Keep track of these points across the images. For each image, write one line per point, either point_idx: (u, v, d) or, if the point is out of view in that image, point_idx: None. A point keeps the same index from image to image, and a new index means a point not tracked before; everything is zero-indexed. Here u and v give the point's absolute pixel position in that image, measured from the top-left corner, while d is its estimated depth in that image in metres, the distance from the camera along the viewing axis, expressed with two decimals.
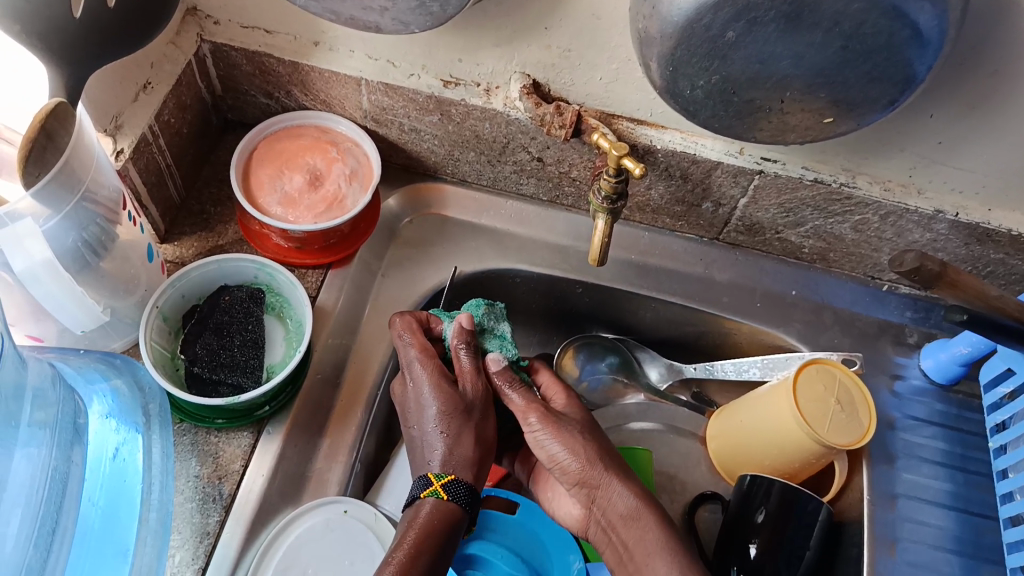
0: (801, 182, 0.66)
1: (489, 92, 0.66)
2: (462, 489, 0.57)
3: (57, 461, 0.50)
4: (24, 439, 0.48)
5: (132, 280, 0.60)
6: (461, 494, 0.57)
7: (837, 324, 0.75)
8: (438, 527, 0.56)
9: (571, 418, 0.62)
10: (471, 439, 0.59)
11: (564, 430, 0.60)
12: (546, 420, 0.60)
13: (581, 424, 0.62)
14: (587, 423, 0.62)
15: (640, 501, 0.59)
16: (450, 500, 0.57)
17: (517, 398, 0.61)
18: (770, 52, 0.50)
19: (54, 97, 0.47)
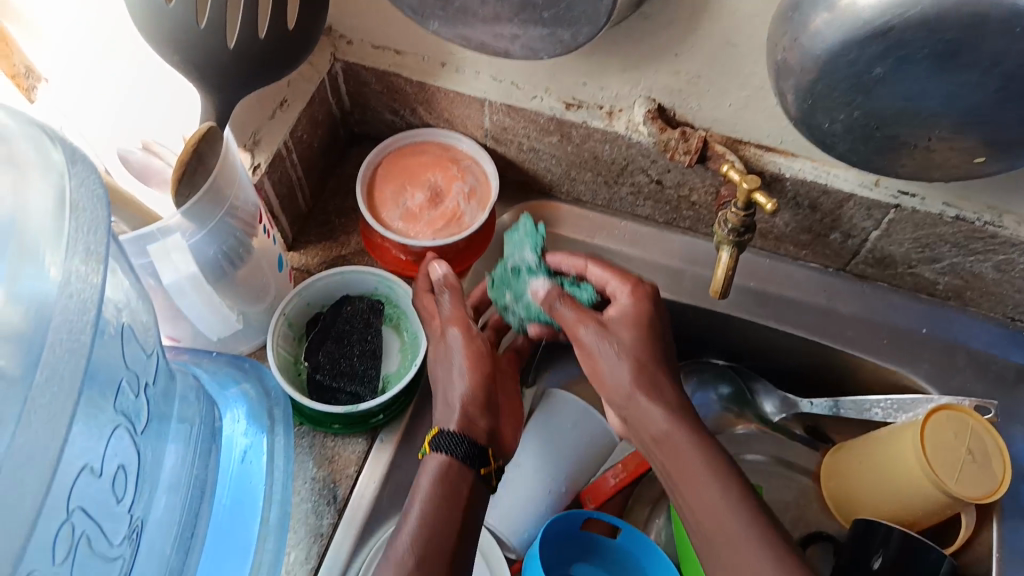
0: (941, 219, 0.63)
1: (612, 114, 0.65)
2: (455, 440, 0.56)
3: (195, 465, 0.53)
4: (172, 432, 0.51)
5: (262, 289, 0.63)
6: (455, 444, 0.56)
7: (969, 366, 0.70)
8: (448, 491, 0.55)
9: (623, 332, 0.58)
10: (462, 393, 0.59)
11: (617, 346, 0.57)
12: (593, 333, 0.57)
13: (635, 341, 0.57)
14: (644, 336, 0.58)
15: (674, 420, 0.55)
16: (445, 453, 0.56)
17: (570, 313, 0.59)
18: (920, 90, 0.47)
19: (206, 123, 0.51)
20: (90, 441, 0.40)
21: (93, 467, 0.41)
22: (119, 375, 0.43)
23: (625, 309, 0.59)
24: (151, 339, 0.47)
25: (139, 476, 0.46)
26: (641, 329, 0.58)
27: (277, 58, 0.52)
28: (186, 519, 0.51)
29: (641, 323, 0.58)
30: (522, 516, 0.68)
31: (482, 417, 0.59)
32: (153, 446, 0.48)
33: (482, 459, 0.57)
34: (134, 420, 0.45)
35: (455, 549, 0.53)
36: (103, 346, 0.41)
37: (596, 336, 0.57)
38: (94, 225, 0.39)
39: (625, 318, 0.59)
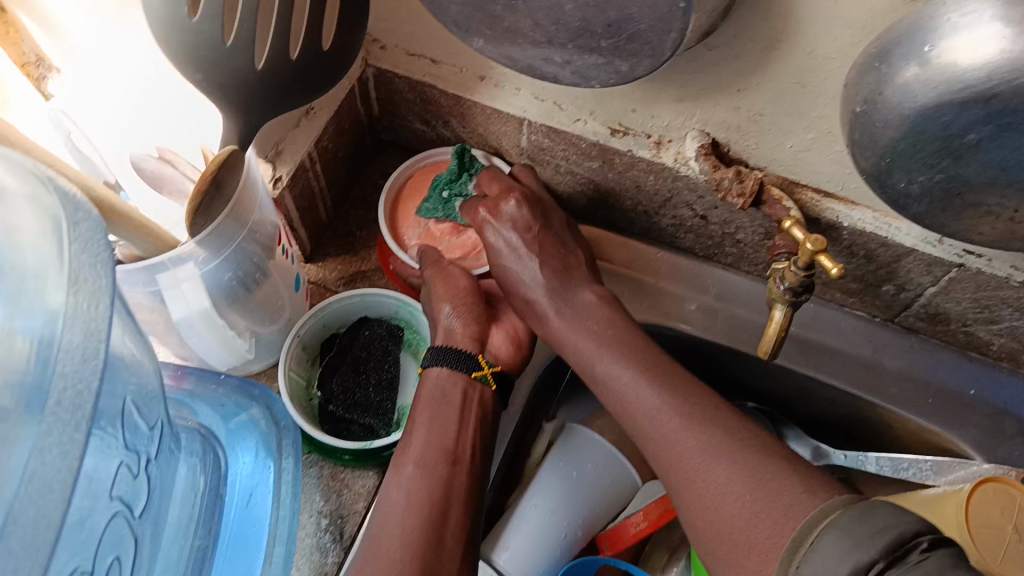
0: (1006, 282, 0.58)
1: (660, 145, 0.61)
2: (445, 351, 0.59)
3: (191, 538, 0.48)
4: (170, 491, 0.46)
5: (276, 310, 0.60)
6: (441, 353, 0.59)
7: (1019, 436, 0.66)
8: (438, 394, 0.57)
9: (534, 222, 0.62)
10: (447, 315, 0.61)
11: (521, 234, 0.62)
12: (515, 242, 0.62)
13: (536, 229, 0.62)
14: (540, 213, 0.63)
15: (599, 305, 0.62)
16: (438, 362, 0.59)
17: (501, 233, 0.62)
18: (1019, 161, 0.42)
19: (228, 146, 0.46)
20: (80, 540, 0.35)
21: (82, 569, 0.35)
22: (117, 458, 0.38)
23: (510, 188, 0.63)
24: (155, 409, 0.42)
25: (134, 563, 0.41)
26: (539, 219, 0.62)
27: (308, 78, 0.48)
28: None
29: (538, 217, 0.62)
30: (532, 559, 0.65)
31: (467, 325, 0.61)
32: (151, 521, 0.43)
33: (472, 364, 0.59)
34: (132, 503, 0.40)
35: (456, 445, 0.55)
36: (104, 425, 0.37)
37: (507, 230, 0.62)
38: (93, 298, 0.34)
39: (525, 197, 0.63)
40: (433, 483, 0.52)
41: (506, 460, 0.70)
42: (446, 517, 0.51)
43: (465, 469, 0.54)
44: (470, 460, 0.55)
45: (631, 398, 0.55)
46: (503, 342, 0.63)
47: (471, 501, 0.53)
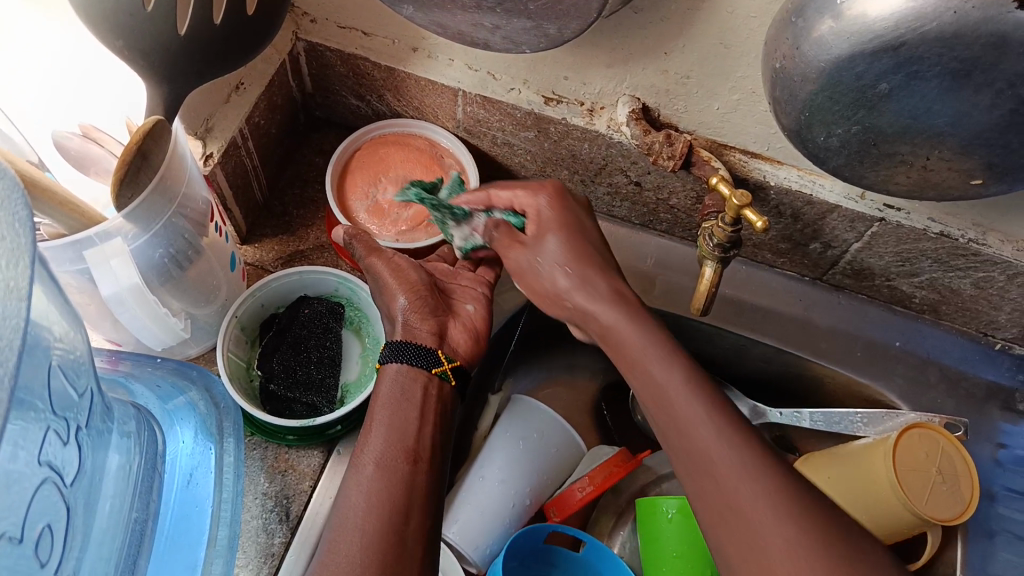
0: (925, 234, 0.61)
1: (592, 112, 0.62)
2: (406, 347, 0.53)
3: (133, 510, 0.48)
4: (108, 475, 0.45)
5: (213, 291, 0.59)
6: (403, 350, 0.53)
7: (941, 382, 0.70)
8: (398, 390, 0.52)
9: (553, 242, 0.56)
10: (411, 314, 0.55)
11: (529, 248, 0.56)
12: (524, 254, 0.56)
13: (565, 253, 0.55)
14: (573, 239, 0.56)
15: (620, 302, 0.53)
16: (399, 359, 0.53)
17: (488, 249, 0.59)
18: (927, 109, 0.44)
19: (153, 115, 0.45)
20: (5, 505, 0.35)
21: (10, 534, 0.35)
22: (46, 424, 0.37)
23: (542, 206, 0.57)
24: (83, 377, 0.41)
25: (67, 533, 0.40)
26: (575, 251, 0.55)
27: (235, 49, 0.47)
28: (122, 563, 0.46)
29: (578, 244, 0.56)
30: (483, 530, 0.65)
31: (424, 320, 0.55)
32: (83, 497, 0.42)
33: (433, 360, 0.53)
34: (62, 470, 0.39)
35: (418, 442, 0.50)
36: (30, 391, 0.36)
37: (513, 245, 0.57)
38: (12, 258, 0.32)
39: (562, 221, 0.57)
40: (394, 482, 0.47)
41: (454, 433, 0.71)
42: (407, 516, 0.46)
43: (426, 469, 0.49)
44: (431, 457, 0.49)
45: (655, 384, 0.49)
46: (464, 336, 0.57)
47: (432, 498, 0.48)
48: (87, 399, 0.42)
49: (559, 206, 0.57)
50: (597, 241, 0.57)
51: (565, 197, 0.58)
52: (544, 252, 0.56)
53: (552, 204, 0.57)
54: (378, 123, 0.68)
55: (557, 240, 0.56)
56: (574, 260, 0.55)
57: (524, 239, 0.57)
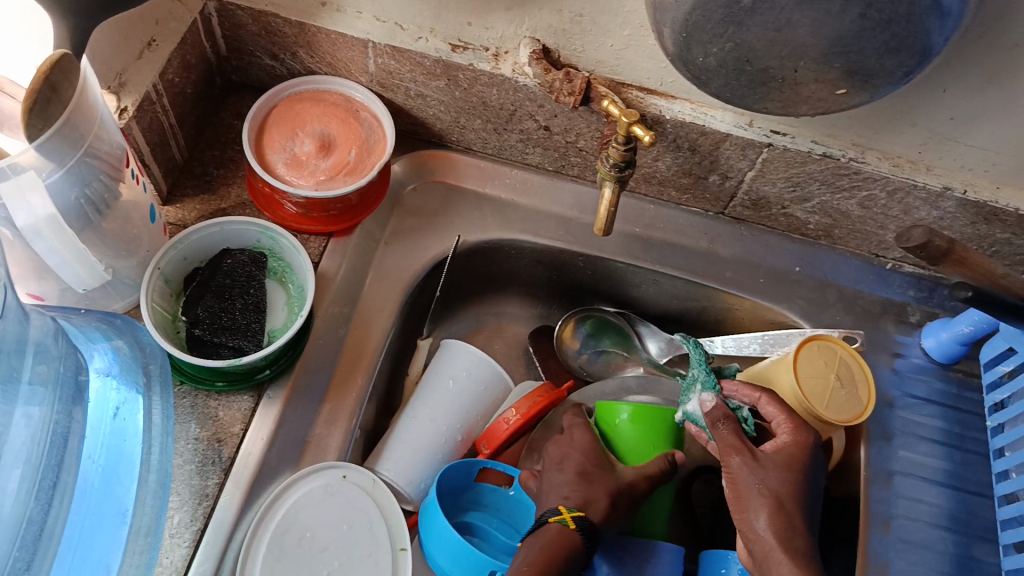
0: (810, 156, 0.66)
1: (497, 57, 0.65)
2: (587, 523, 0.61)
3: (58, 418, 0.49)
4: (25, 398, 0.47)
5: (133, 241, 0.60)
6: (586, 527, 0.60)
7: (839, 301, 0.76)
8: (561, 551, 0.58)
9: (774, 467, 0.59)
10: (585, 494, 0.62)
11: (781, 468, 0.59)
12: (744, 465, 0.59)
13: (784, 491, 0.58)
14: (796, 480, 0.58)
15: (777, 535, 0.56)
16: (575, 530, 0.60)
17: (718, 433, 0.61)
18: (788, 19, 0.49)
19: (60, 50, 0.48)
20: None
21: None
22: None
23: (786, 442, 0.60)
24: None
25: None
26: (796, 468, 0.59)
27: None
28: (44, 482, 0.47)
29: (799, 469, 0.59)
30: (416, 463, 0.68)
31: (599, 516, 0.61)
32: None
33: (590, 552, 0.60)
34: None
35: None
36: None
37: (739, 471, 0.59)
38: None
39: (795, 456, 0.59)
40: None
41: (385, 380, 0.73)
42: None
43: None
44: None
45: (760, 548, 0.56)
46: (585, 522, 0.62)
47: None
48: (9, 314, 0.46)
49: (800, 442, 0.60)
50: (818, 479, 0.60)
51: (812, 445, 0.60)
52: (763, 476, 0.58)
53: (794, 436, 0.60)
54: (293, 80, 0.70)
55: (787, 435, 0.60)
56: (789, 482, 0.58)
57: (775, 451, 0.60)
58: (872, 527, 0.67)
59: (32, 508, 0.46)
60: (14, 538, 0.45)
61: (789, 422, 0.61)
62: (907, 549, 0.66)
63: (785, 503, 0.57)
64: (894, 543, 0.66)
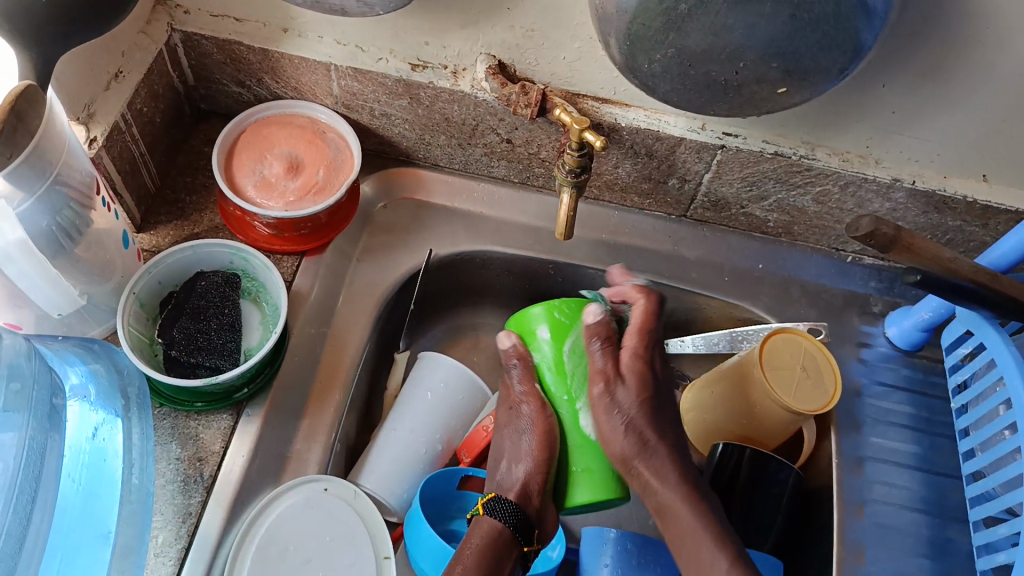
0: (762, 156, 0.68)
1: (456, 74, 0.67)
2: (507, 506, 0.61)
3: (34, 438, 0.50)
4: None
5: (107, 267, 0.62)
6: (506, 510, 0.61)
7: (803, 296, 0.78)
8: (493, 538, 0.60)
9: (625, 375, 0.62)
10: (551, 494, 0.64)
11: (631, 389, 0.61)
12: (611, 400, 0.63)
13: (637, 411, 0.61)
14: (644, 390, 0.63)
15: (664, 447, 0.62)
16: (496, 516, 0.61)
17: (599, 358, 0.61)
18: (723, 24, 0.51)
19: (24, 80, 0.49)
20: None
21: None
22: None
23: (632, 363, 0.63)
24: None
25: None
26: (647, 389, 0.63)
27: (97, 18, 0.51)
28: (21, 497, 0.47)
29: (645, 382, 0.63)
30: (396, 476, 0.69)
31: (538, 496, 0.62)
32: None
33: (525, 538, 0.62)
34: None
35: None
36: None
37: (601, 400, 0.60)
38: None
39: (641, 378, 0.62)
40: None
41: (364, 394, 0.74)
42: None
43: None
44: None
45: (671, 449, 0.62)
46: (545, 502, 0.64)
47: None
48: None
49: (640, 366, 0.63)
50: (659, 393, 0.64)
51: (652, 362, 0.64)
52: (618, 402, 0.60)
53: (641, 347, 0.64)
54: (260, 106, 0.72)
55: (631, 352, 0.63)
56: (643, 404, 0.62)
57: (620, 371, 0.62)
58: (847, 513, 0.68)
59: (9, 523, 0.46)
60: None
61: (637, 338, 0.64)
62: (882, 532, 0.67)
63: (647, 423, 0.61)
64: (870, 528, 0.67)
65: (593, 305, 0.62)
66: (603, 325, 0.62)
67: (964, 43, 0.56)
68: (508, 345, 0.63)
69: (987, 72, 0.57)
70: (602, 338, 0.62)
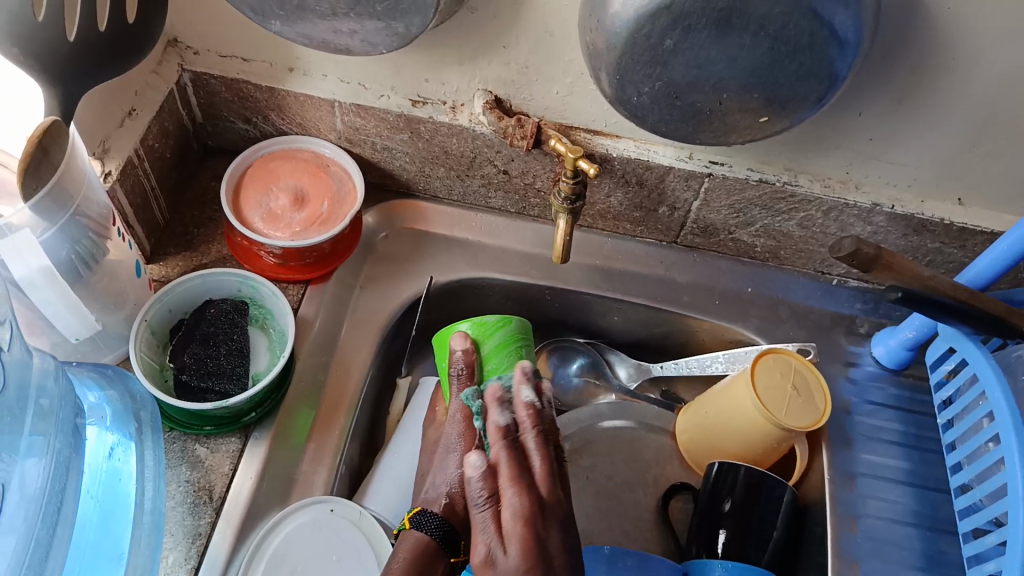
0: (748, 183, 0.71)
1: (455, 109, 0.71)
2: (434, 520, 0.60)
3: (62, 452, 0.52)
4: (25, 448, 0.49)
5: (121, 295, 0.64)
6: (434, 523, 0.60)
7: (791, 318, 0.81)
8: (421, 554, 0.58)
9: (515, 537, 0.52)
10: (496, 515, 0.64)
11: (515, 552, 0.51)
12: (518, 501, 0.53)
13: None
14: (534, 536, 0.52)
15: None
16: (423, 529, 0.59)
17: (473, 481, 0.55)
18: (706, 57, 0.55)
19: (49, 116, 0.53)
20: None
21: None
22: None
23: (516, 507, 0.53)
24: None
25: None
26: (532, 552, 0.51)
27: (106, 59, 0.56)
28: (49, 505, 0.49)
29: (535, 551, 0.51)
30: (399, 498, 0.70)
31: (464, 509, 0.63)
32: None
33: (453, 550, 0.61)
34: None
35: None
36: None
37: (481, 563, 0.52)
38: None
39: (525, 539, 0.52)
40: None
41: (366, 418, 0.76)
42: None
43: None
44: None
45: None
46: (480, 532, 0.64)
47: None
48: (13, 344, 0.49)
49: (553, 487, 0.56)
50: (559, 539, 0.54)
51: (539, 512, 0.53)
52: (502, 559, 0.51)
53: (524, 497, 0.54)
54: (263, 142, 0.75)
55: (515, 497, 0.54)
56: (533, 571, 0.51)
57: (506, 530, 0.53)
58: (840, 527, 0.69)
59: (40, 528, 0.48)
60: (24, 557, 0.47)
61: (541, 460, 0.57)
62: (876, 546, 0.69)
63: None
64: (863, 541, 0.69)
65: (526, 388, 0.59)
66: (513, 423, 0.58)
67: (932, 73, 0.59)
68: (458, 348, 0.63)
69: (954, 100, 0.61)
70: (487, 491, 0.55)
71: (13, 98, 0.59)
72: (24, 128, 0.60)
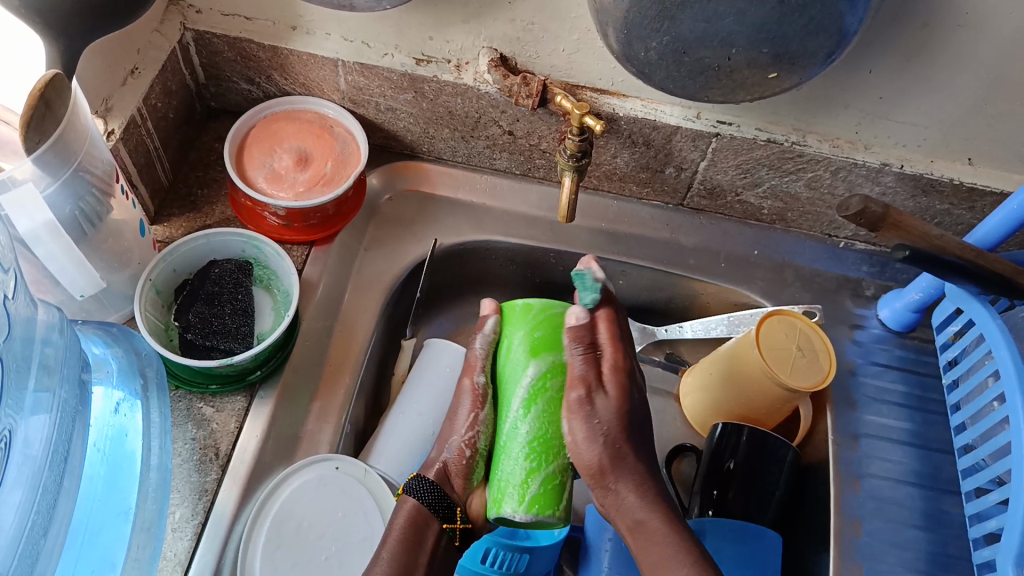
0: (755, 142, 0.71)
1: (460, 68, 0.70)
2: (425, 486, 0.62)
3: (70, 405, 0.52)
4: (32, 404, 0.49)
5: (125, 255, 0.64)
6: (425, 490, 0.62)
7: (797, 280, 0.80)
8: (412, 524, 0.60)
9: (613, 395, 0.62)
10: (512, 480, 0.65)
11: (611, 399, 0.62)
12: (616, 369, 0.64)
13: (614, 424, 0.61)
14: (625, 406, 0.63)
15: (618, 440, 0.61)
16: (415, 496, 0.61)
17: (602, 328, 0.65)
18: (715, 11, 0.54)
19: (51, 70, 0.52)
20: None
21: None
22: None
23: (614, 366, 0.64)
24: None
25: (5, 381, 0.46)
26: (625, 403, 0.63)
27: (111, 17, 0.55)
28: (57, 455, 0.50)
29: (626, 400, 0.63)
30: (405, 456, 0.70)
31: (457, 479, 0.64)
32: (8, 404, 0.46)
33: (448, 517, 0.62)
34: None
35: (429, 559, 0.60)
36: None
37: (578, 408, 0.61)
38: None
39: (620, 384, 0.63)
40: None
41: (371, 379, 0.77)
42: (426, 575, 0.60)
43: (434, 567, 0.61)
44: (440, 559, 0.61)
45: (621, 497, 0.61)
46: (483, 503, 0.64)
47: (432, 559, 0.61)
48: (19, 294, 0.49)
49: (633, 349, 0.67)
50: (641, 415, 0.65)
51: (633, 381, 0.64)
52: (596, 410, 0.61)
53: (623, 362, 0.64)
54: (266, 103, 0.75)
55: (613, 358, 0.64)
56: (622, 419, 0.62)
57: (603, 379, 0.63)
58: (843, 487, 0.70)
59: (49, 478, 0.49)
60: (34, 506, 0.47)
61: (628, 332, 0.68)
62: (877, 505, 0.69)
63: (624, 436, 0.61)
64: (865, 500, 0.69)
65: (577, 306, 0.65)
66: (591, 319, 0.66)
67: (945, 28, 0.58)
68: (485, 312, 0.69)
69: (965, 57, 0.60)
70: (589, 341, 0.64)
71: (14, 52, 0.59)
72: (26, 86, 0.60)
